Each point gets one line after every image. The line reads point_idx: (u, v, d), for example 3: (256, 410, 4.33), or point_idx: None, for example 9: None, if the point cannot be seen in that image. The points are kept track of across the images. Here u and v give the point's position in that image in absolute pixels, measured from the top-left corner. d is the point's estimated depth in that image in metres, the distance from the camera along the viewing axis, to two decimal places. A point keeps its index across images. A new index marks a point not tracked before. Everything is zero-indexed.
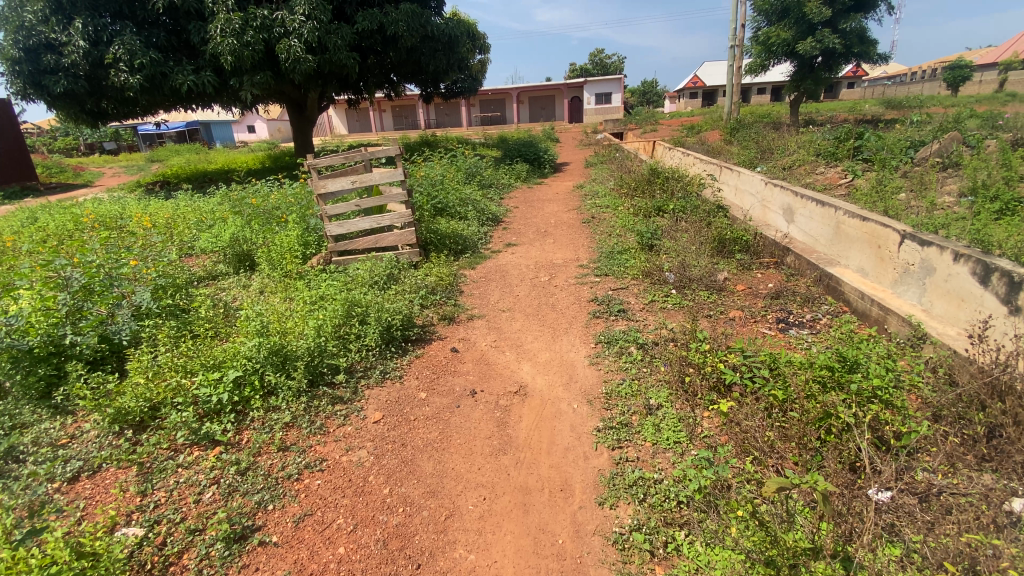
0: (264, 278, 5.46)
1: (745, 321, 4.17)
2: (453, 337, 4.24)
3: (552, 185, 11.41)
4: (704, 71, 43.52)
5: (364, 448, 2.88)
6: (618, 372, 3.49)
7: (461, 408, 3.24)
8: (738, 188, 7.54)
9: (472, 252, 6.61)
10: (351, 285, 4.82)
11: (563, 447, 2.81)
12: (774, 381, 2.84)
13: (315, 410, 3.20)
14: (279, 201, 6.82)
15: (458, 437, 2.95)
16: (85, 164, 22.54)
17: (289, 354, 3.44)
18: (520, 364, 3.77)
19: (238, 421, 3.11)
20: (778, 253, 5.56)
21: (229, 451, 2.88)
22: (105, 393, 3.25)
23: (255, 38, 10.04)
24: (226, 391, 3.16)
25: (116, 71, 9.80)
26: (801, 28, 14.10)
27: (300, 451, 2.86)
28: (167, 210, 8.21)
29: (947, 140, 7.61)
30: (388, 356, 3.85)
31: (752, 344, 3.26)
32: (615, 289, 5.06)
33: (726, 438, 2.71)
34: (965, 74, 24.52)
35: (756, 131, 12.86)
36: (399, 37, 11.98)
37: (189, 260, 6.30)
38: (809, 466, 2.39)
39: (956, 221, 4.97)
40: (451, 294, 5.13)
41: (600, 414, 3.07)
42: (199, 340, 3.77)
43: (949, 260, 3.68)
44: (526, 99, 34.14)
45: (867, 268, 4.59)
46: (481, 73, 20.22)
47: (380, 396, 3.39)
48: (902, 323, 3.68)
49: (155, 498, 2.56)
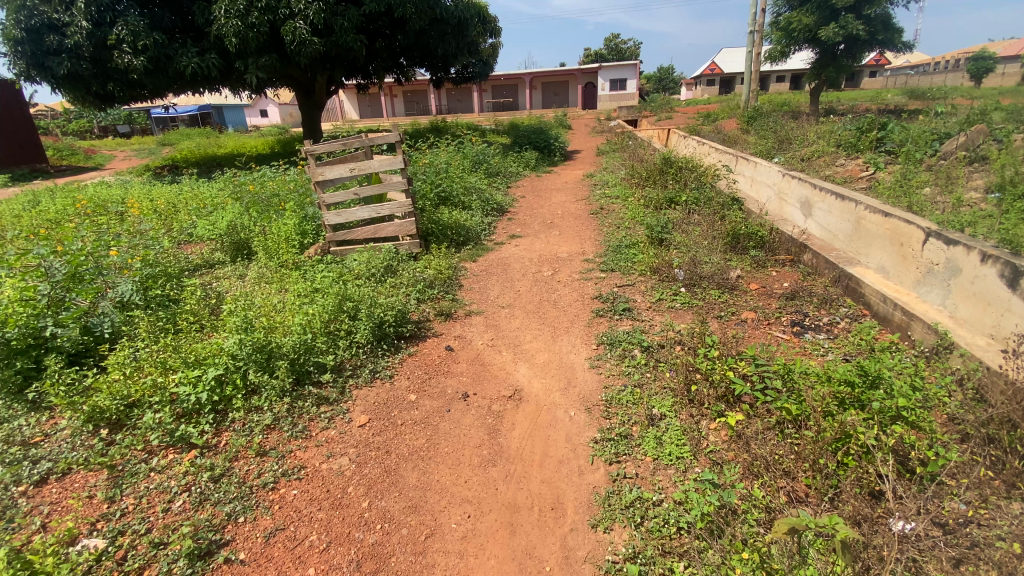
0: (259, 268, 5.31)
1: (758, 323, 3.94)
2: (448, 334, 4.06)
3: (560, 174, 11.11)
4: (721, 57, 42.49)
5: (346, 455, 2.71)
6: (620, 378, 3.29)
7: (452, 413, 3.06)
8: (755, 180, 7.22)
9: (474, 244, 6.40)
10: (346, 278, 4.65)
11: (556, 460, 2.63)
12: (788, 394, 2.62)
13: (298, 412, 3.04)
14: (278, 187, 6.64)
15: (446, 446, 2.77)
16: (98, 147, 22.58)
17: (274, 351, 3.28)
18: (517, 366, 3.58)
19: (218, 422, 2.97)
20: (795, 250, 5.26)
21: (205, 456, 2.73)
22: (82, 389, 3.12)
23: (260, 19, 9.84)
24: (204, 390, 3.00)
25: (120, 52, 9.66)
26: (824, 14, 13.59)
27: (279, 457, 2.70)
28: (169, 194, 8.09)
29: (976, 133, 7.22)
30: (380, 354, 3.67)
31: (766, 351, 3.04)
32: (620, 285, 4.85)
33: (734, 455, 2.52)
34: (992, 64, 23.64)
35: (773, 120, 12.40)
36: (406, 20, 11.72)
37: (186, 248, 6.18)
38: (824, 491, 2.19)
39: (985, 219, 4.67)
40: (450, 289, 4.93)
41: (598, 424, 2.88)
42: (182, 335, 3.63)
43: (976, 260, 3.42)
44: (539, 84, 33.61)
45: (888, 267, 4.32)
46: (492, 58, 19.84)
47: (369, 397, 3.21)
48: (927, 330, 3.40)
49: (122, 505, 2.43)
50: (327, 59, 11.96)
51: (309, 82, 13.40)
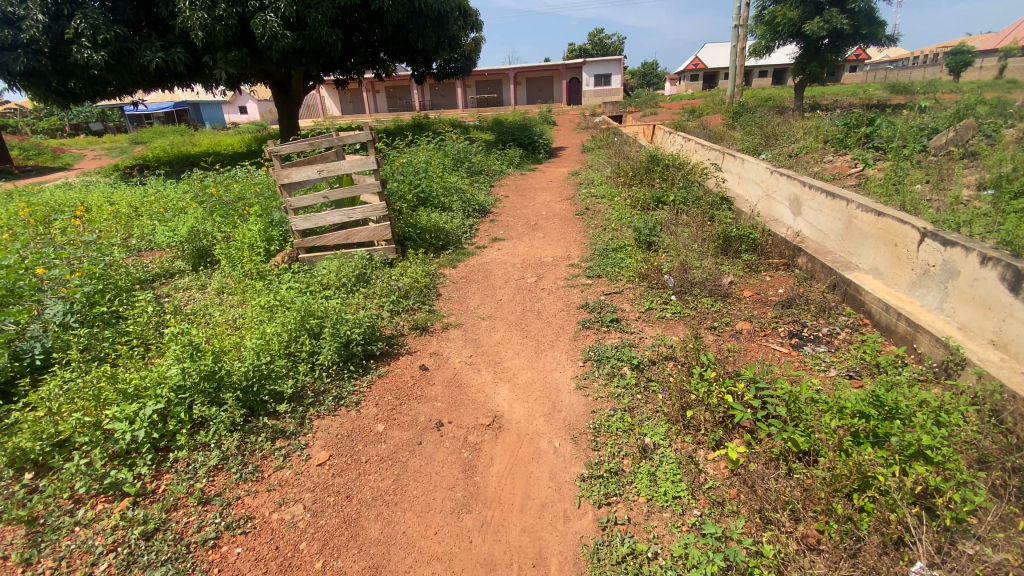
0: (222, 278, 4.97)
1: (753, 334, 3.70)
2: (423, 352, 3.73)
3: (545, 172, 10.84)
4: (705, 52, 42.46)
5: (301, 502, 2.40)
6: (609, 401, 3.00)
7: (423, 445, 2.75)
8: (743, 177, 7.00)
9: (453, 248, 6.09)
10: (313, 291, 4.34)
11: (538, 503, 2.36)
12: (794, 423, 2.38)
13: (249, 449, 2.71)
14: (243, 189, 6.23)
15: (415, 488, 2.47)
16: (68, 147, 21.74)
17: (224, 379, 2.95)
18: (497, 388, 3.28)
19: (158, 463, 2.65)
20: (788, 253, 4.99)
21: (139, 507, 2.41)
22: (4, 426, 2.76)
23: (227, 11, 9.38)
24: (143, 427, 2.66)
25: (79, 47, 9.15)
26: (808, 8, 13.45)
27: (223, 506, 2.38)
28: (131, 196, 7.65)
29: (965, 128, 7.08)
30: (346, 376, 3.34)
31: (766, 371, 2.79)
32: (607, 292, 4.58)
33: (736, 493, 2.28)
34: (969, 59, 23.79)
35: (759, 116, 12.20)
36: (383, 13, 11.34)
37: (144, 256, 5.78)
38: (839, 542, 1.95)
39: (982, 219, 4.48)
40: (426, 298, 4.61)
41: (586, 458, 2.60)
42: (124, 360, 3.28)
43: (974, 263, 3.23)
44: (523, 80, 33.25)
45: (881, 269, 4.10)
46: (474, 53, 19.45)
47: (330, 429, 2.89)
48: (935, 343, 3.13)
49: (38, 569, 2.11)
50: (301, 54, 11.49)
51: (284, 78, 12.92)
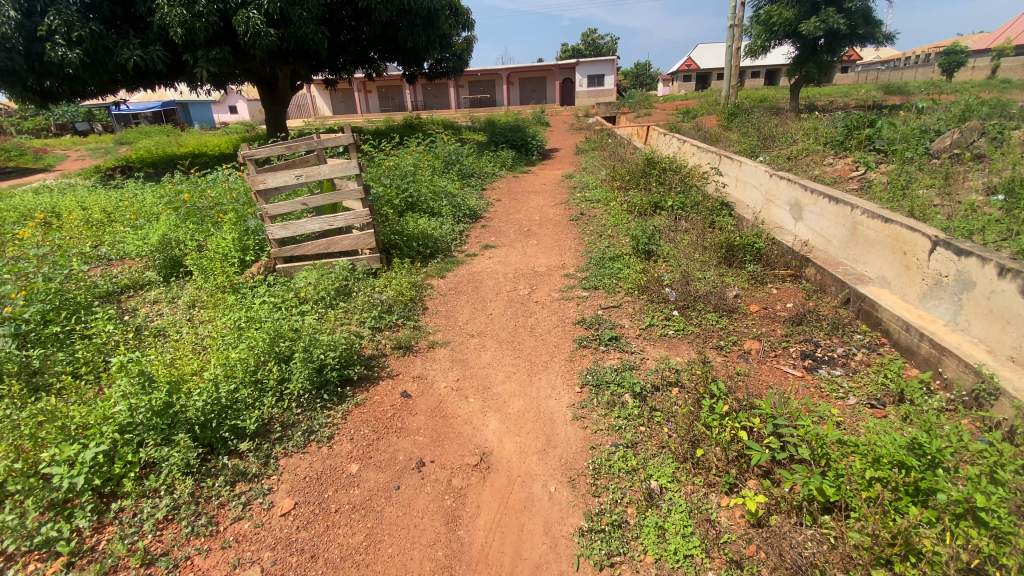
0: (194, 291, 4.64)
1: (764, 355, 3.43)
2: (405, 376, 3.42)
3: (538, 174, 10.55)
4: (698, 53, 42.35)
5: (259, 563, 2.10)
6: (609, 435, 2.70)
7: (400, 491, 2.45)
8: (740, 180, 6.73)
9: (442, 256, 5.77)
10: (288, 307, 4.01)
11: (531, 564, 2.07)
12: (821, 470, 2.09)
13: (205, 496, 2.40)
14: (219, 193, 5.87)
15: (390, 544, 2.17)
16: (51, 147, 21.24)
17: (178, 416, 2.62)
18: (485, 418, 2.98)
19: (100, 513, 2.33)
20: (795, 263, 4.71)
21: (73, 569, 2.09)
22: None
23: (208, 8, 9.01)
24: (83, 473, 2.33)
25: (53, 45, 8.74)
26: (804, 8, 13.23)
27: (168, 569, 2.07)
28: (104, 201, 7.26)
29: (970, 130, 6.83)
30: (319, 406, 3.03)
31: (785, 405, 2.50)
32: (605, 307, 4.27)
33: (756, 550, 2.00)
34: (962, 60, 23.66)
35: (756, 117, 11.95)
36: (371, 10, 10.99)
37: (113, 266, 5.42)
38: None
39: (998, 226, 4.21)
40: (411, 313, 4.29)
41: (585, 506, 2.30)
42: (70, 392, 2.94)
43: (992, 275, 2.98)
44: (516, 80, 32.94)
45: (889, 278, 3.83)
46: (466, 53, 19.12)
47: (297, 471, 2.58)
48: (964, 369, 2.85)
49: None
50: (286, 53, 11.13)
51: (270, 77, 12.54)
